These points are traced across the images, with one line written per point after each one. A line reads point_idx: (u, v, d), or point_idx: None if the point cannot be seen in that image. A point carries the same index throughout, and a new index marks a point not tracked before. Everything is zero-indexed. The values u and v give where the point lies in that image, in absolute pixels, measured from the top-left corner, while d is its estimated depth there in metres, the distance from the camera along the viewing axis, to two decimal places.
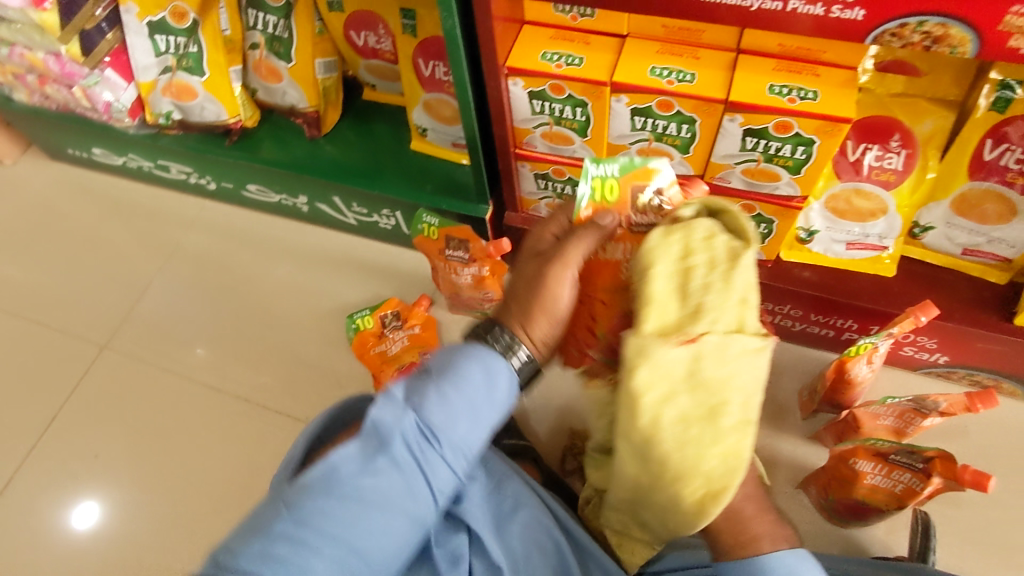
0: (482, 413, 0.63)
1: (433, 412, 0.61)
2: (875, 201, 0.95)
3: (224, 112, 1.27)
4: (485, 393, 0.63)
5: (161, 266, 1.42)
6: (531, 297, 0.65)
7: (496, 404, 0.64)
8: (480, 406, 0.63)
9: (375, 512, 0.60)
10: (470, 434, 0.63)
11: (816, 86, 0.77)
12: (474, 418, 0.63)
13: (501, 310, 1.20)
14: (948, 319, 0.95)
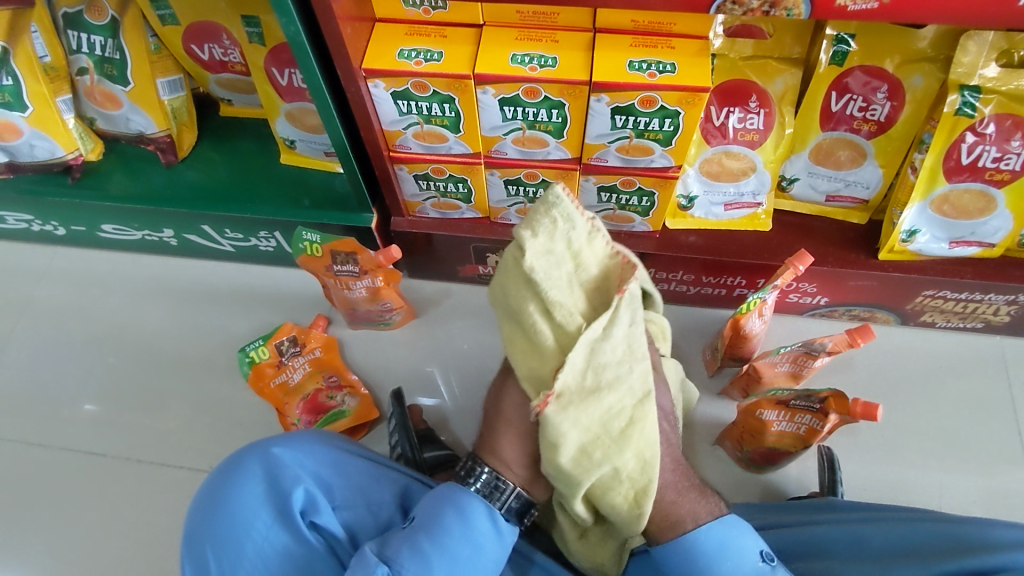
0: (459, 560, 0.69)
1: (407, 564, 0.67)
2: (743, 161, 0.99)
3: (59, 148, 1.13)
4: (469, 546, 0.70)
5: (13, 328, 1.26)
6: (492, 421, 0.78)
7: (478, 543, 0.70)
8: (461, 561, 0.69)
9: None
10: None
11: (673, 58, 0.78)
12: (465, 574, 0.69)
13: (397, 314, 1.15)
14: (822, 263, 1.01)
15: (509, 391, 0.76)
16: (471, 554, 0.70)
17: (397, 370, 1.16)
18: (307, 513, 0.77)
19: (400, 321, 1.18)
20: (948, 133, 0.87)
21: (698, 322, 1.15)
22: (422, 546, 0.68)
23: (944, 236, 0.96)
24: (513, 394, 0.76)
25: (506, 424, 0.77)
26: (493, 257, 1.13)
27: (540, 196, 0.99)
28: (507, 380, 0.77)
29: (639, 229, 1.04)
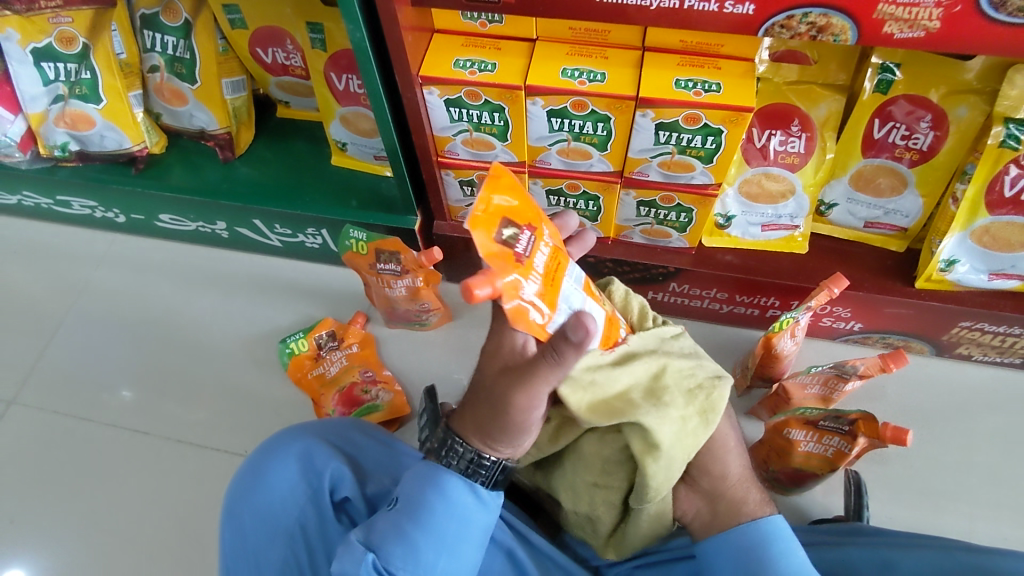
0: (452, 544, 0.69)
1: (396, 555, 0.67)
2: (783, 183, 1.01)
3: (127, 140, 1.20)
4: (456, 521, 0.70)
5: (70, 309, 1.32)
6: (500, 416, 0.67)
7: (460, 517, 0.70)
8: (449, 537, 0.69)
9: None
10: (446, 563, 0.69)
11: (719, 78, 0.80)
12: (456, 549, 0.69)
13: (434, 315, 1.19)
14: (857, 288, 1.01)
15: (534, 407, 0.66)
16: (458, 528, 0.70)
17: (430, 369, 1.19)
18: (334, 490, 0.81)
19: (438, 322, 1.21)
20: (991, 166, 0.88)
21: (730, 342, 1.16)
22: (407, 531, 0.68)
23: (984, 267, 0.96)
24: (527, 404, 0.65)
25: (507, 418, 0.67)
26: None
27: (580, 208, 1.02)
28: (535, 396, 0.65)
29: (676, 244, 1.06)
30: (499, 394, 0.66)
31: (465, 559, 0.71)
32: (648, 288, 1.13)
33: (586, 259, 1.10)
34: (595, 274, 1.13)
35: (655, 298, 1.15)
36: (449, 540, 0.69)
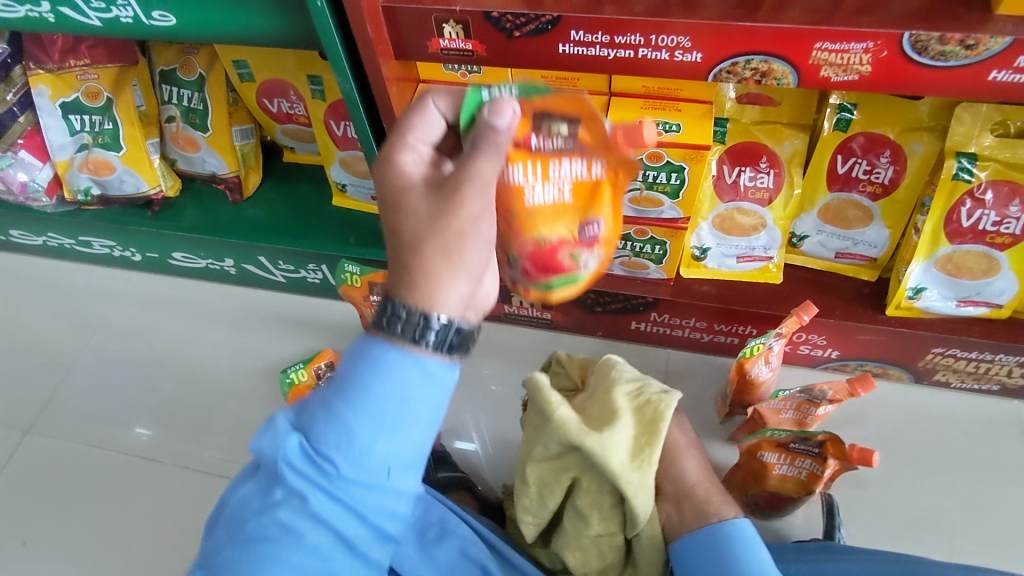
0: (390, 425, 0.55)
1: (323, 434, 0.55)
2: (755, 217, 1.06)
3: (144, 184, 1.28)
4: (391, 400, 0.55)
5: (86, 343, 1.40)
6: (433, 244, 0.57)
7: (399, 394, 0.55)
8: (385, 417, 0.55)
9: (297, 520, 0.56)
10: (389, 450, 0.56)
11: (679, 120, 0.87)
12: (397, 430, 0.56)
13: None
14: (829, 315, 1.04)
15: (478, 210, 0.58)
16: (397, 405, 0.55)
17: None
18: None
19: None
20: (947, 197, 0.92)
21: (712, 370, 1.19)
22: (334, 407, 0.56)
23: (951, 294, 0.99)
24: (478, 207, 0.58)
25: (458, 237, 0.57)
26: (517, 297, 1.21)
27: None
28: (469, 190, 0.58)
29: (654, 275, 1.11)
30: (434, 220, 0.58)
31: (411, 442, 0.57)
32: (631, 318, 1.18)
33: None
34: (579, 305, 1.18)
35: (638, 328, 1.19)
36: (388, 416, 0.55)
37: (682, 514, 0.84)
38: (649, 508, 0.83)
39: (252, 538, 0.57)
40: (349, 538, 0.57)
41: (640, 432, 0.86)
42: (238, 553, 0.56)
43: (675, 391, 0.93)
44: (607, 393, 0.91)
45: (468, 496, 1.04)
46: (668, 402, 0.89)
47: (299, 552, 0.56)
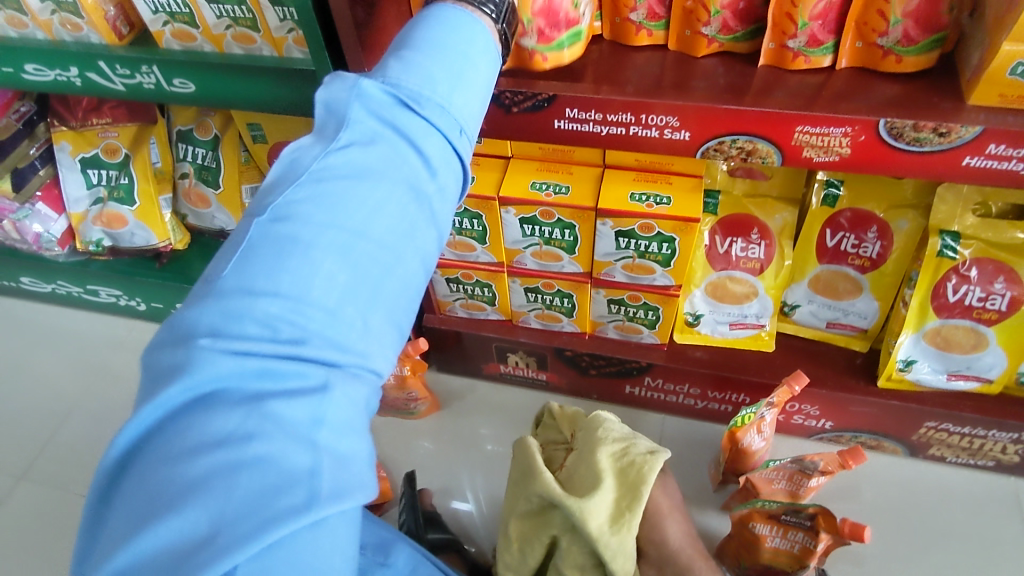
0: (458, 74, 0.55)
1: (404, 78, 0.53)
2: (746, 285, 1.08)
3: (154, 236, 1.32)
4: (452, 53, 0.56)
5: (85, 391, 1.41)
6: None
7: (465, 54, 0.57)
8: (448, 49, 0.56)
9: (362, 160, 0.49)
10: (456, 99, 0.55)
11: (670, 192, 0.90)
12: (459, 83, 0.55)
13: (421, 404, 1.24)
14: (822, 386, 1.05)
15: None
16: (458, 60, 0.56)
17: (415, 457, 1.23)
18: None
19: (426, 410, 1.26)
20: (933, 272, 0.94)
21: (706, 437, 1.19)
22: (399, 58, 0.55)
23: (942, 367, 0.99)
24: None
25: None
26: (513, 357, 1.22)
27: (556, 304, 1.09)
28: None
29: (648, 340, 1.12)
30: None
31: (472, 102, 0.56)
32: (625, 382, 1.18)
33: (564, 352, 1.16)
34: (574, 367, 1.19)
35: (632, 392, 1.20)
36: (454, 50, 0.56)
37: None
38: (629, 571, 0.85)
39: (286, 234, 0.45)
40: (418, 186, 0.51)
41: (623, 494, 0.89)
42: (264, 251, 0.44)
43: (661, 450, 0.95)
44: (591, 453, 0.94)
45: (458, 558, 1.02)
46: (652, 465, 0.91)
47: (347, 327, 0.45)
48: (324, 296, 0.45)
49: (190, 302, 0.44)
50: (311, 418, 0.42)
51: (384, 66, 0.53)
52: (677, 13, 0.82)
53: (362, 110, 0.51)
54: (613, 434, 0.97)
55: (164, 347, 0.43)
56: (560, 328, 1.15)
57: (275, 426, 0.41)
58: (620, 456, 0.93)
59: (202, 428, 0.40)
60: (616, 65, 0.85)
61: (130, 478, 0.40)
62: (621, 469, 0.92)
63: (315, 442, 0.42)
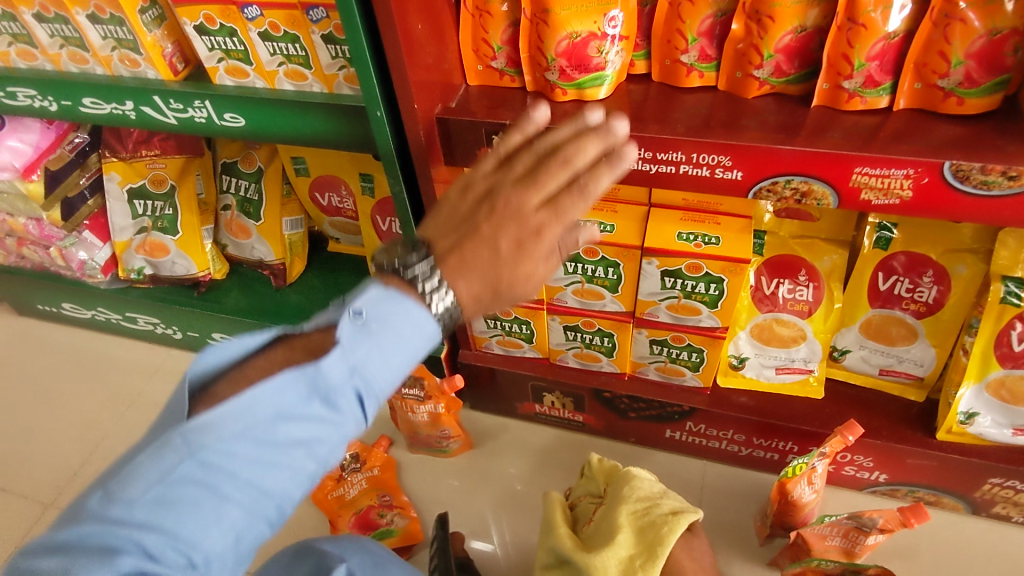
0: (395, 349, 0.57)
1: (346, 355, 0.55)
2: (794, 328, 1.04)
3: (194, 266, 1.34)
4: (394, 341, 0.57)
5: (118, 419, 1.41)
6: None
7: (411, 346, 0.58)
8: (389, 345, 0.57)
9: (287, 426, 0.53)
10: (382, 376, 0.57)
11: (718, 232, 0.88)
12: (391, 358, 0.57)
13: (455, 443, 1.21)
14: (877, 436, 1.00)
15: None
16: (405, 350, 0.58)
17: (447, 497, 1.19)
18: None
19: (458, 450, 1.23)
20: (995, 322, 0.90)
21: (751, 486, 1.14)
22: (353, 343, 0.56)
23: (1007, 421, 0.94)
24: None
25: None
26: (549, 397, 1.19)
27: (596, 343, 1.07)
28: None
29: (690, 383, 1.08)
30: None
31: (391, 369, 0.58)
32: (666, 426, 1.14)
33: (603, 393, 1.13)
34: (613, 409, 1.16)
35: (672, 437, 1.16)
36: (399, 346, 0.58)
37: None
38: None
39: (198, 478, 0.50)
40: (326, 420, 0.55)
41: (639, 552, 0.83)
42: (177, 492, 0.50)
43: (688, 511, 0.88)
44: (612, 511, 0.90)
45: None
46: (673, 527, 0.85)
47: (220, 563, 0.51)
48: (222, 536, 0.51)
49: (81, 526, 0.48)
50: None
51: (344, 336, 0.55)
52: (729, 55, 0.81)
53: (304, 376, 0.54)
54: (643, 490, 0.91)
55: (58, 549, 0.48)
56: (598, 368, 1.12)
57: None
58: (644, 514, 0.88)
59: None
60: (665, 105, 0.84)
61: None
62: (641, 527, 0.86)
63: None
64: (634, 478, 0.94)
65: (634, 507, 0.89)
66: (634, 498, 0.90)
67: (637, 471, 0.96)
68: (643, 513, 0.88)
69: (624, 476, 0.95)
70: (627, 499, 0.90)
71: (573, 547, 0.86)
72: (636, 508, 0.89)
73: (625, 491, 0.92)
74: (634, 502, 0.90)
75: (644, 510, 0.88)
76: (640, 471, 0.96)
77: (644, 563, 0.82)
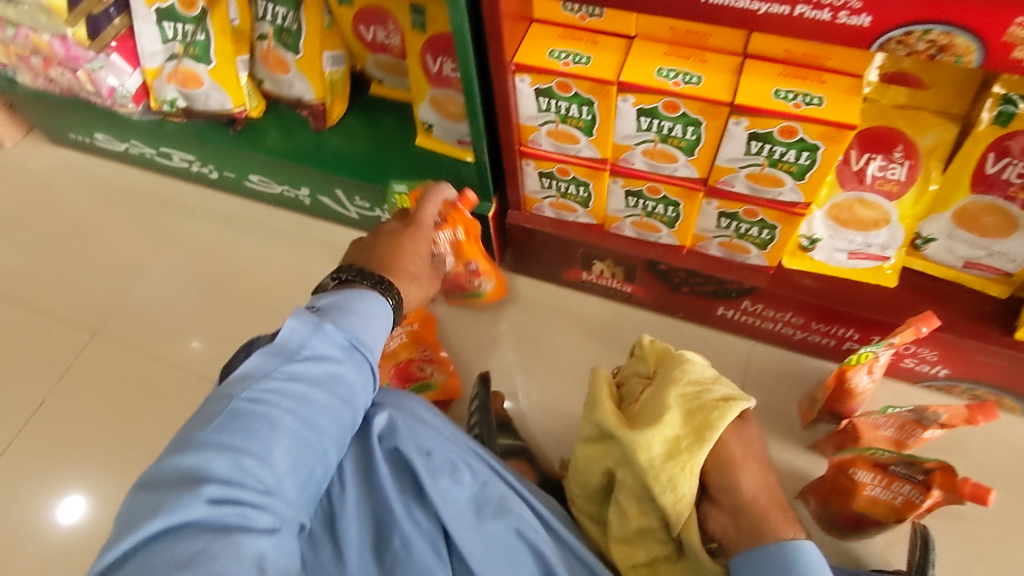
0: (379, 323, 0.75)
1: (356, 321, 0.72)
2: (877, 211, 0.94)
3: (229, 102, 1.25)
4: (380, 324, 0.75)
5: (158, 256, 1.41)
6: None
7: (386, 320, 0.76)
8: (380, 324, 0.75)
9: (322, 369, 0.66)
10: (374, 339, 0.73)
11: (822, 92, 0.76)
12: (377, 331, 0.74)
13: (482, 279, 1.17)
14: (949, 330, 0.94)
15: None
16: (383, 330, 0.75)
17: (487, 357, 1.19)
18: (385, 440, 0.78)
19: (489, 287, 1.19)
20: None
21: (798, 369, 1.11)
22: (351, 313, 0.72)
23: None
24: None
25: None
26: (599, 265, 1.14)
27: (657, 212, 1.00)
28: None
29: (754, 261, 1.02)
30: None
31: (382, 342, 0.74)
32: (719, 303, 1.10)
33: (657, 265, 1.08)
34: (665, 282, 1.11)
35: (724, 315, 1.12)
36: (378, 324, 0.74)
37: (739, 528, 0.78)
38: (684, 510, 0.79)
39: (250, 411, 0.60)
40: (350, 364, 0.69)
41: (686, 434, 0.82)
42: (233, 425, 0.58)
43: (741, 398, 0.84)
44: (662, 392, 0.87)
45: (528, 466, 1.01)
46: (724, 413, 0.82)
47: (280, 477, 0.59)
48: (280, 460, 0.60)
49: (160, 464, 0.56)
50: (263, 550, 0.54)
51: (329, 306, 0.72)
52: None
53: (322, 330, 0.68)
54: (696, 374, 0.88)
55: (149, 485, 0.55)
56: (656, 239, 1.05)
57: (231, 552, 0.52)
58: (694, 397, 0.85)
59: (168, 554, 0.50)
60: None
61: (127, 569, 0.51)
62: (690, 410, 0.84)
63: (264, 568, 0.53)
64: (689, 362, 0.89)
65: (685, 390, 0.86)
66: (687, 381, 0.87)
67: (693, 355, 0.91)
68: (692, 397, 0.85)
69: (679, 358, 0.91)
70: (679, 380, 0.87)
71: (616, 422, 0.86)
72: (685, 392, 0.86)
73: (677, 374, 0.88)
74: (685, 385, 0.86)
75: (693, 394, 0.85)
76: (694, 355, 0.91)
77: (692, 445, 0.81)
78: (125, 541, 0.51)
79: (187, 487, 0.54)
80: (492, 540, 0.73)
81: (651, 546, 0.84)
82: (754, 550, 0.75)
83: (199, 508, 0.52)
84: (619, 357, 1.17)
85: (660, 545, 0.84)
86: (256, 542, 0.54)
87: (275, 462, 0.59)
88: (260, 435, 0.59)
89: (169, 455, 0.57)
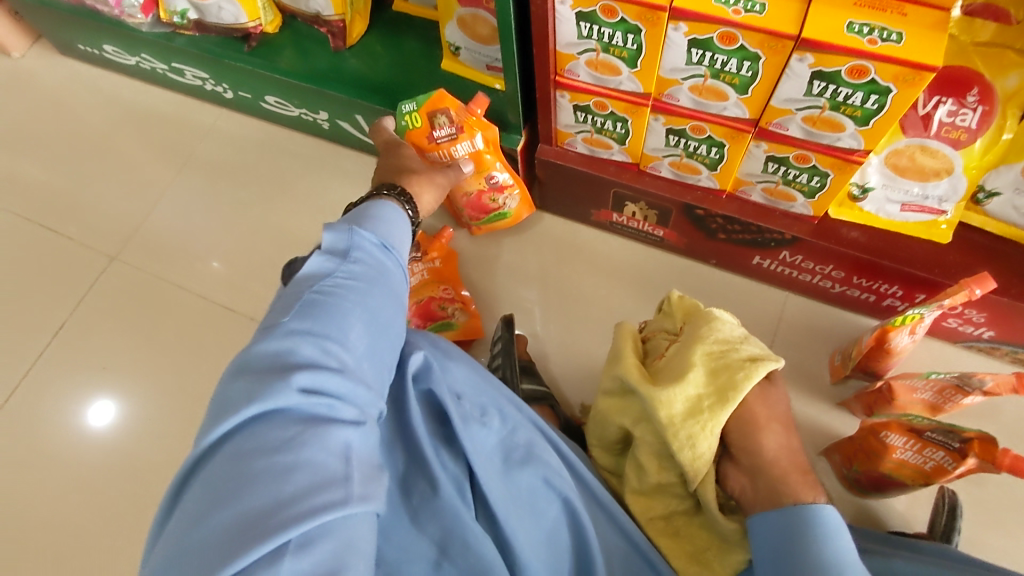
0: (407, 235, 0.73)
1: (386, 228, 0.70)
2: (940, 160, 0.86)
3: (243, 15, 1.17)
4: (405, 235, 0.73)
5: (174, 178, 1.37)
6: None
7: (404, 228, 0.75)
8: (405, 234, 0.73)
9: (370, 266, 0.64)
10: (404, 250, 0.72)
11: (902, 27, 0.68)
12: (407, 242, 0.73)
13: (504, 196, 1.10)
14: (1003, 293, 0.89)
15: None
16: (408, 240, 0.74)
17: (509, 298, 1.16)
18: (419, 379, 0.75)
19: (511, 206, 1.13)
20: None
21: (832, 324, 1.08)
22: (378, 220, 0.71)
23: None
24: None
25: None
26: (631, 207, 1.09)
27: (699, 153, 0.93)
28: None
29: (798, 210, 0.96)
30: None
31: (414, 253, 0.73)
32: (756, 252, 1.05)
33: (694, 210, 1.02)
34: (701, 229, 1.06)
35: (760, 264, 1.07)
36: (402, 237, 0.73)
37: (757, 492, 0.75)
38: (701, 468, 0.77)
39: (317, 300, 0.57)
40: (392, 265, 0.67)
41: (708, 394, 0.79)
42: (307, 313, 0.55)
43: (770, 359, 0.81)
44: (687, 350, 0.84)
45: (552, 413, 1.00)
46: (749, 374, 0.79)
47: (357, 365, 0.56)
48: (357, 343, 0.57)
49: (242, 355, 0.53)
50: (351, 439, 0.50)
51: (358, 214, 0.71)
52: None
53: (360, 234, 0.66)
54: (722, 334, 0.84)
55: (243, 370, 0.51)
56: (695, 182, 0.99)
57: (320, 438, 0.48)
58: (721, 357, 0.82)
59: (262, 436, 0.47)
60: None
61: (225, 451, 0.47)
62: (715, 369, 0.81)
63: (352, 456, 0.49)
64: (718, 320, 0.85)
65: (711, 350, 0.82)
66: (714, 341, 0.83)
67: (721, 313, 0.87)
68: (718, 357, 0.82)
69: (707, 316, 0.87)
70: (706, 339, 0.83)
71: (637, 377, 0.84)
72: (711, 352, 0.82)
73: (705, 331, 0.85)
74: (711, 345, 0.83)
75: (718, 354, 0.82)
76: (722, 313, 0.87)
77: (714, 404, 0.78)
78: (216, 426, 0.48)
79: (274, 371, 0.50)
80: (518, 490, 0.73)
81: (668, 499, 0.84)
82: (769, 514, 0.71)
83: (291, 395, 0.49)
84: (646, 303, 1.14)
85: (673, 500, 0.83)
86: (344, 432, 0.50)
87: (353, 347, 0.56)
88: (336, 321, 0.56)
89: (255, 342, 0.54)
